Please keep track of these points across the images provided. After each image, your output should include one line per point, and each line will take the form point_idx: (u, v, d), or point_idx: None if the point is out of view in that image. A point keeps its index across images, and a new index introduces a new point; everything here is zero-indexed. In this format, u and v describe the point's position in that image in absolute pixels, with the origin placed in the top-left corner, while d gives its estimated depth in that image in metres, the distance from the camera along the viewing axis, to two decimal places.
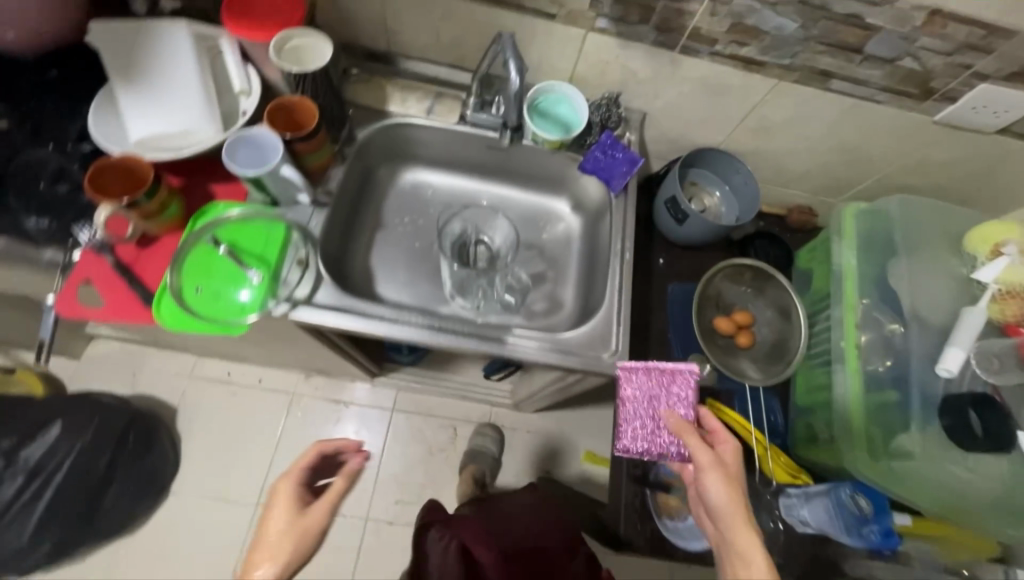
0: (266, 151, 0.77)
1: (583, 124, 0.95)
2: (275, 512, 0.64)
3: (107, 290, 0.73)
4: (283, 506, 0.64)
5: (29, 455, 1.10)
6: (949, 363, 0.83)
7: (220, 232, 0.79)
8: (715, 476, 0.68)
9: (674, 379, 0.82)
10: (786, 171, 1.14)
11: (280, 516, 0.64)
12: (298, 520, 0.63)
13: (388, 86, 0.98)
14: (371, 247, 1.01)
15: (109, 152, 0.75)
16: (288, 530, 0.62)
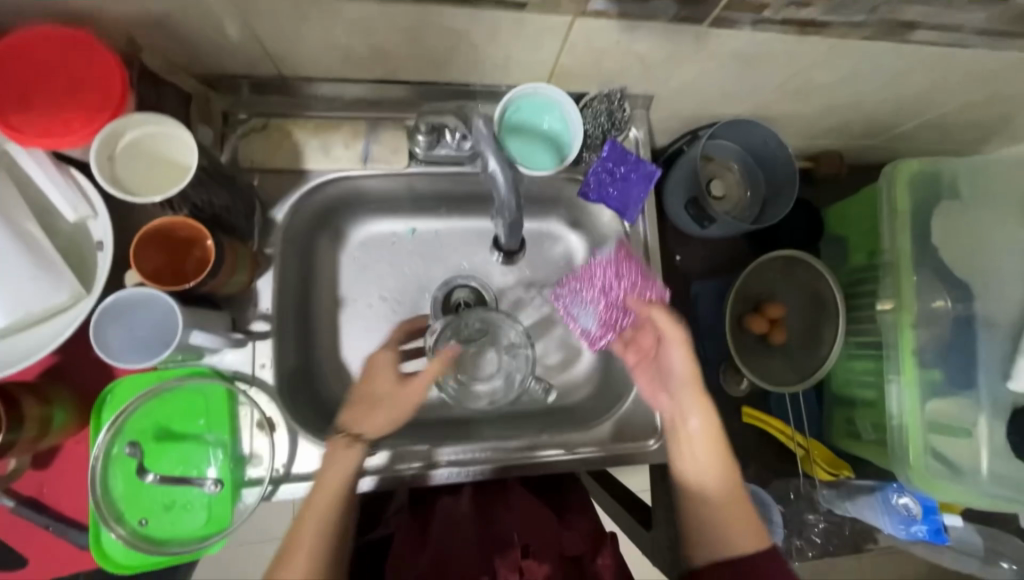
0: (165, 318, 0.54)
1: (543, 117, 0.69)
2: (303, 523, 0.58)
3: (28, 544, 0.57)
4: (329, 479, 0.59)
5: None
6: (1022, 375, 0.76)
7: (136, 430, 0.60)
8: (681, 349, 0.70)
9: (643, 269, 0.74)
10: (818, 127, 0.92)
11: (370, 409, 0.64)
12: (393, 392, 0.65)
13: (297, 131, 0.68)
14: (338, 341, 0.78)
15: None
16: (311, 527, 0.57)
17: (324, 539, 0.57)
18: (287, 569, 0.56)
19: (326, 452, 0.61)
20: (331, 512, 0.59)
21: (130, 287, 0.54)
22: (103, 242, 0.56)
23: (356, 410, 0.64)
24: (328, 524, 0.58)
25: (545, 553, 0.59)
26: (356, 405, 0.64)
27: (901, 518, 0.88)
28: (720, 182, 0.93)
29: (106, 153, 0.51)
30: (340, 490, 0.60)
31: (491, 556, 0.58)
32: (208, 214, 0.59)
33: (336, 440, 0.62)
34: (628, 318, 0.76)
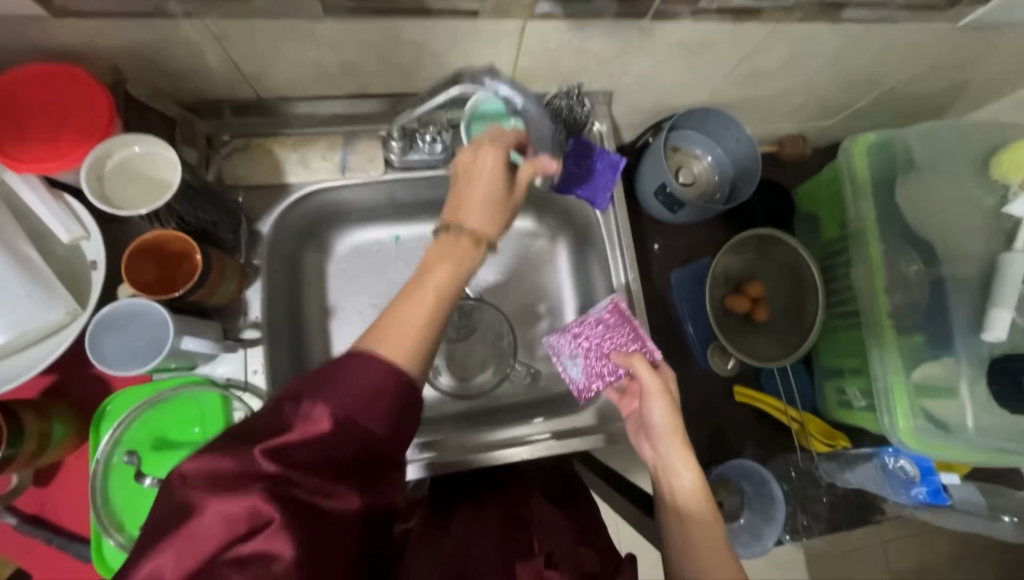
0: (156, 328, 0.57)
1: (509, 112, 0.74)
2: (410, 297, 0.49)
3: (31, 562, 0.58)
4: (444, 257, 0.52)
5: None
6: (997, 324, 0.78)
7: (135, 441, 0.62)
8: (659, 401, 0.61)
9: (636, 327, 0.70)
10: (776, 110, 0.97)
11: (465, 201, 0.56)
12: (496, 177, 0.57)
13: (278, 148, 0.72)
14: (329, 347, 0.80)
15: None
16: (425, 304, 0.49)
17: (428, 327, 0.48)
18: (382, 336, 0.47)
19: (435, 246, 0.53)
20: (442, 298, 0.50)
21: (126, 299, 0.57)
22: (97, 261, 0.59)
23: (459, 195, 0.56)
24: (439, 313, 0.49)
25: (567, 562, 0.58)
26: (459, 193, 0.56)
27: (900, 482, 0.88)
28: (688, 170, 0.96)
29: (97, 173, 0.54)
30: (446, 278, 0.50)
31: (514, 560, 0.57)
32: (194, 226, 0.61)
33: (445, 234, 0.54)
34: (615, 374, 0.69)
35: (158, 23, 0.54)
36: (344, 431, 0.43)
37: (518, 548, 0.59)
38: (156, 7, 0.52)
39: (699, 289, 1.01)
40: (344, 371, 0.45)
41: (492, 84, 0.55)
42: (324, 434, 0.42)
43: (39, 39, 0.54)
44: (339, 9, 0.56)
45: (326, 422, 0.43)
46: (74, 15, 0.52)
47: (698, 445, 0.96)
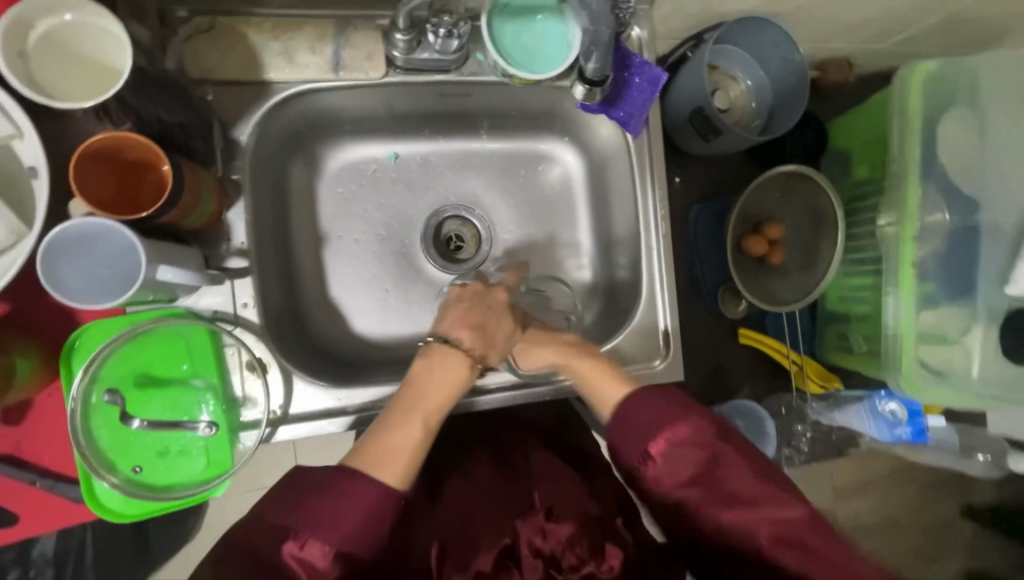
0: (126, 255, 0.48)
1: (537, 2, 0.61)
2: (401, 427, 0.54)
3: (14, 499, 0.55)
4: (432, 393, 0.57)
5: (42, 551, 0.87)
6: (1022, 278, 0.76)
7: (114, 376, 0.55)
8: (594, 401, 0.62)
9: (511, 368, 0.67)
10: (831, 26, 0.85)
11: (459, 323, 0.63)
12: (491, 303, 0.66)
13: (252, 34, 0.59)
14: (325, 278, 0.73)
15: None
16: (413, 429, 0.54)
17: (420, 451, 0.53)
18: (385, 454, 0.52)
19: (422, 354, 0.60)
20: (429, 430, 0.55)
21: (76, 220, 0.46)
22: (36, 168, 0.48)
23: (456, 320, 0.63)
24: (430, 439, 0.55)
25: (569, 511, 0.60)
26: (452, 320, 0.63)
27: (887, 423, 0.94)
28: (725, 93, 0.86)
29: (16, 49, 0.41)
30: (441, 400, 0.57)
31: (514, 518, 0.59)
32: (158, 129, 0.50)
33: (440, 347, 0.61)
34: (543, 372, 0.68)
35: None
36: (386, 503, 0.49)
37: (515, 506, 0.61)
38: None
39: (716, 229, 0.96)
40: (346, 487, 0.48)
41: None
42: (346, 491, 0.48)
43: None
44: None
45: (358, 496, 0.48)
46: None
47: (699, 385, 0.97)
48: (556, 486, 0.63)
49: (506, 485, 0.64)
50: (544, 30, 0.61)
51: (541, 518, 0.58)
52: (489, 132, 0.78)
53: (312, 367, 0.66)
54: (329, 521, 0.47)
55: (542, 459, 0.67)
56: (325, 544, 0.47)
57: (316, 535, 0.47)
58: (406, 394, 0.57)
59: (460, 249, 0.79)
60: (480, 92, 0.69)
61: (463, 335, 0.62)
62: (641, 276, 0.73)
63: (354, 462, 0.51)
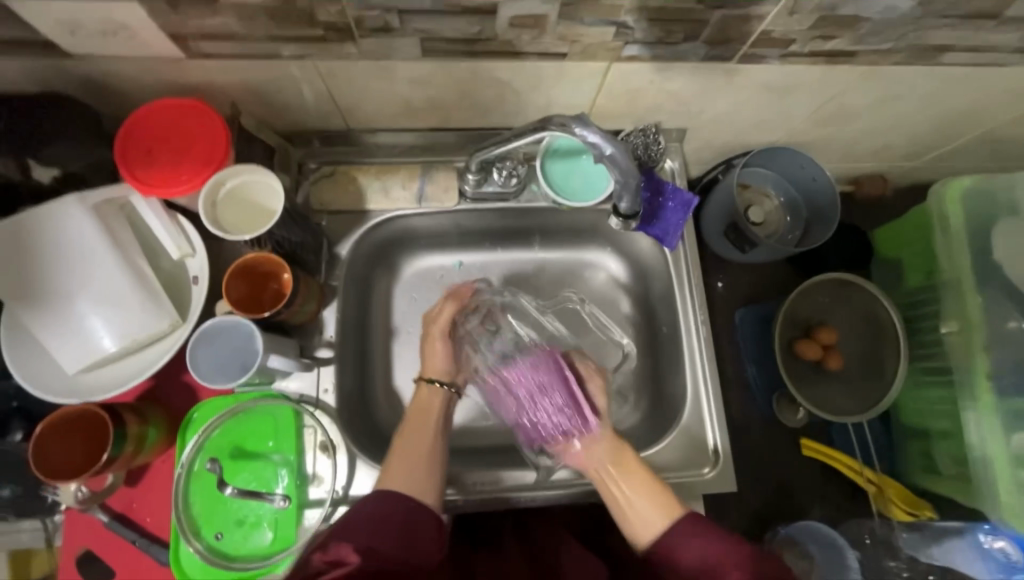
0: (248, 342, 0.61)
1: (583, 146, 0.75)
2: (399, 452, 0.59)
3: (115, 557, 0.62)
4: (416, 423, 0.62)
5: None
6: None
7: (215, 447, 0.65)
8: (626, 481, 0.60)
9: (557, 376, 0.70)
10: (858, 150, 0.92)
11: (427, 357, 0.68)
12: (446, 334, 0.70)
13: (361, 176, 0.77)
14: (391, 368, 0.82)
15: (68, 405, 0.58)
16: (419, 448, 0.60)
17: (430, 463, 0.59)
18: (394, 471, 0.58)
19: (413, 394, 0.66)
20: (431, 459, 0.59)
21: (221, 316, 0.61)
22: (199, 277, 0.63)
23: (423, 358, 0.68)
24: (425, 456, 0.59)
25: None
26: (430, 362, 0.68)
27: (999, 566, 0.80)
28: (759, 208, 0.93)
29: (211, 199, 0.58)
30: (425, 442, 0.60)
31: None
32: (287, 249, 0.66)
33: (423, 389, 0.65)
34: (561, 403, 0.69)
35: (272, 64, 0.59)
36: (416, 509, 0.55)
37: None
38: (274, 49, 0.57)
39: (764, 332, 0.96)
40: (373, 506, 0.54)
41: (581, 132, 0.56)
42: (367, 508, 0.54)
43: (173, 77, 0.60)
44: (438, 51, 0.59)
45: (375, 508, 0.54)
46: (208, 57, 0.58)
47: (761, 499, 0.90)
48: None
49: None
50: (588, 166, 0.74)
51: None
52: (541, 243, 0.90)
53: (373, 451, 0.73)
54: (356, 522, 0.53)
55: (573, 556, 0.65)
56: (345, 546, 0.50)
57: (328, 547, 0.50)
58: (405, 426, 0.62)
59: None
60: (533, 213, 0.82)
61: (431, 365, 0.67)
62: (684, 377, 0.76)
63: (381, 488, 0.56)
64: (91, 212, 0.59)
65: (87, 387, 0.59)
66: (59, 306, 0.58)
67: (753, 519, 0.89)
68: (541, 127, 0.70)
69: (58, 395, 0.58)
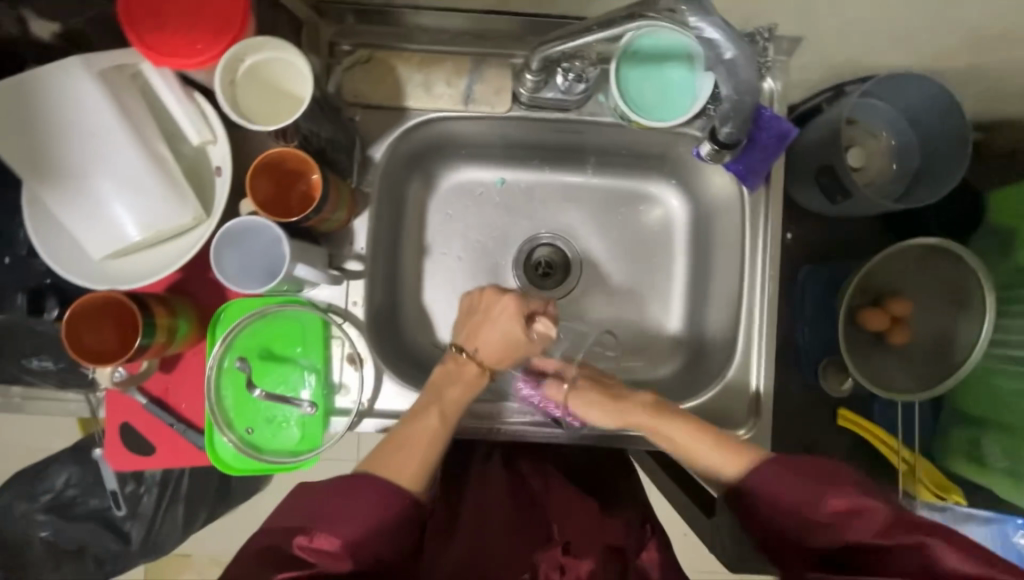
0: (274, 247, 0.57)
1: (670, 48, 0.61)
2: (420, 420, 0.57)
3: (155, 435, 0.66)
4: (425, 403, 0.59)
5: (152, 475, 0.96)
6: None
7: (244, 347, 0.65)
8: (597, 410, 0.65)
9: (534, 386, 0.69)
10: (1010, 88, 0.74)
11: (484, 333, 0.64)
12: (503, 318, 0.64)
13: (400, 65, 0.66)
14: (421, 288, 0.78)
15: (99, 289, 0.56)
16: (430, 421, 0.57)
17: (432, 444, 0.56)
18: (396, 461, 0.54)
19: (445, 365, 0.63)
20: (446, 421, 0.58)
21: (246, 216, 0.56)
22: (222, 167, 0.58)
23: (474, 326, 0.65)
24: (436, 440, 0.56)
25: (586, 547, 0.61)
26: (471, 319, 0.65)
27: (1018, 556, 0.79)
28: (862, 150, 0.78)
29: (228, 78, 0.50)
30: (452, 399, 0.60)
31: (535, 550, 0.60)
32: (316, 146, 0.59)
33: (455, 357, 0.64)
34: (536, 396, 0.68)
35: None
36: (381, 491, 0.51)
37: (529, 536, 0.62)
38: None
39: (828, 294, 0.87)
40: (356, 485, 0.51)
41: (697, 23, 0.44)
42: (352, 489, 0.51)
43: None
44: None
45: (366, 494, 0.51)
46: None
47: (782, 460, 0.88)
48: (573, 518, 0.63)
49: (523, 509, 0.65)
50: (674, 75, 0.61)
51: (559, 555, 0.60)
52: (595, 167, 0.79)
53: (400, 367, 0.72)
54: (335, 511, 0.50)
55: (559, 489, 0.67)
56: (328, 537, 0.49)
57: (312, 535, 0.49)
58: (425, 395, 0.60)
59: (550, 275, 0.80)
60: (594, 130, 0.71)
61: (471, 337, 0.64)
62: (736, 332, 0.70)
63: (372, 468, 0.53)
64: (98, 80, 0.53)
65: (117, 274, 0.57)
66: (83, 185, 0.54)
67: None
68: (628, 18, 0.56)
69: (92, 281, 0.56)
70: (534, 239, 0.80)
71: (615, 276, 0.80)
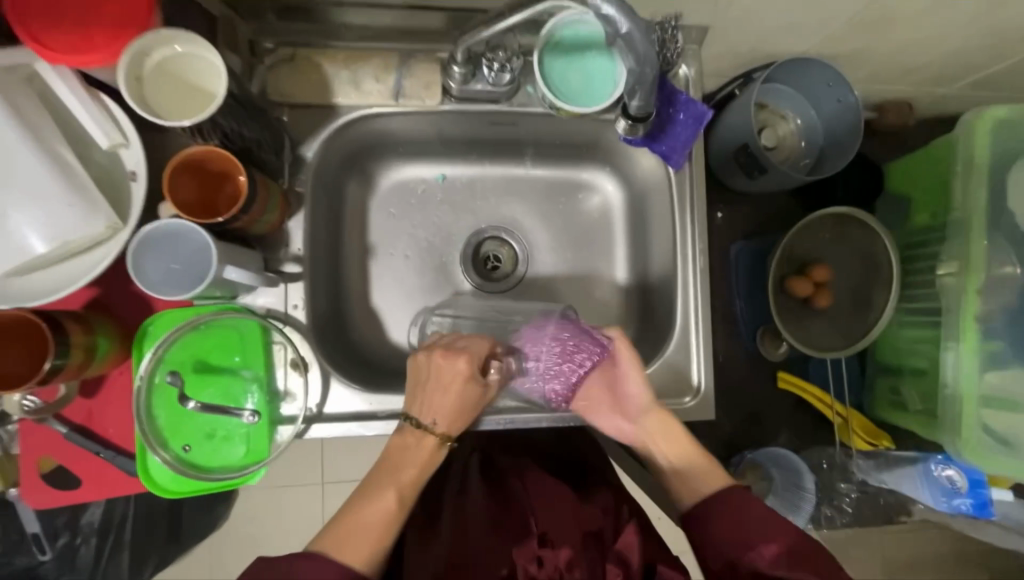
0: (198, 252, 0.54)
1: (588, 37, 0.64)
2: (374, 497, 0.54)
3: (79, 467, 0.60)
4: (383, 478, 0.56)
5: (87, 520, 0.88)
6: None
7: (176, 360, 0.61)
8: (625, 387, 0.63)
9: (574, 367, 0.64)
10: (890, 69, 0.83)
11: (426, 390, 0.59)
12: (449, 383, 0.59)
13: (326, 63, 0.65)
14: (368, 289, 0.77)
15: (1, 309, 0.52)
16: (385, 502, 0.54)
17: (395, 517, 0.54)
18: (350, 540, 0.51)
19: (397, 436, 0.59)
20: (405, 502, 0.55)
21: (165, 219, 0.54)
22: (136, 172, 0.55)
23: (419, 393, 0.59)
24: (399, 516, 0.54)
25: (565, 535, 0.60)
26: (418, 390, 0.59)
27: (945, 491, 0.86)
28: (773, 131, 0.84)
29: (135, 74, 0.48)
30: (417, 474, 0.57)
31: (511, 542, 0.60)
32: (239, 145, 0.57)
33: (410, 430, 0.58)
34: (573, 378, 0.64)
35: None
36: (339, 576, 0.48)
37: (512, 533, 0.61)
38: None
39: (758, 267, 0.93)
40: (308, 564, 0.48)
41: (594, 1, 0.46)
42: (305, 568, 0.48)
43: None
44: None
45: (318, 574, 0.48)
46: None
47: (733, 427, 0.93)
48: (553, 509, 0.63)
49: (502, 506, 0.65)
50: (593, 63, 0.64)
51: (535, 546, 0.59)
52: (533, 158, 0.81)
53: (349, 371, 0.71)
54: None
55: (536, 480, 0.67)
56: None
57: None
58: (381, 468, 0.57)
59: (497, 268, 0.81)
60: (527, 121, 0.73)
61: (427, 408, 0.59)
62: (674, 304, 0.74)
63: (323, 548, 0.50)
64: None
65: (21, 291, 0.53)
66: None
67: (723, 445, 0.93)
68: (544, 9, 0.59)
69: None
70: (478, 233, 0.81)
71: (560, 263, 0.82)
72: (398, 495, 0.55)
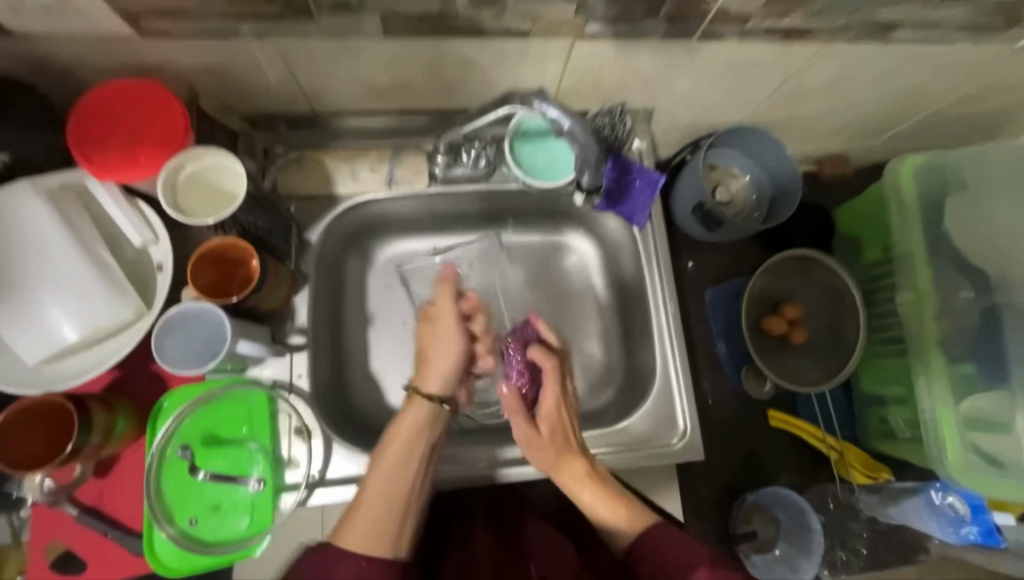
0: (216, 330, 0.60)
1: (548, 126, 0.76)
2: (374, 479, 0.56)
3: (87, 551, 0.62)
4: (389, 456, 0.57)
5: None
6: None
7: (187, 435, 0.65)
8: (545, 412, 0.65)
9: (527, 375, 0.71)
10: (818, 130, 0.95)
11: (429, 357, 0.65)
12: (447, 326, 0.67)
13: (328, 160, 0.76)
14: (367, 355, 0.82)
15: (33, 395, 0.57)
16: (384, 482, 0.55)
17: (394, 503, 0.54)
18: (353, 522, 0.53)
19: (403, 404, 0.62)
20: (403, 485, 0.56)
21: (186, 303, 0.60)
22: (163, 263, 0.62)
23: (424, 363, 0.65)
24: (407, 501, 0.55)
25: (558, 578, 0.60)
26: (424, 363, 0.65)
27: (951, 520, 0.86)
28: (725, 188, 0.95)
29: (170, 182, 0.57)
30: (402, 451, 0.58)
31: None
32: (253, 234, 0.65)
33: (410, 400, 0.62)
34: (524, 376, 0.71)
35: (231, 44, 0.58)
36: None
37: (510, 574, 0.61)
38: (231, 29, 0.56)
39: (732, 309, 1.00)
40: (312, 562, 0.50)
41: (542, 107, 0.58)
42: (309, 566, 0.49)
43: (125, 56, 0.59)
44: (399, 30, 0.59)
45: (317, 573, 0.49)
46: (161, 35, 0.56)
47: (732, 470, 0.94)
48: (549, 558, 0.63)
49: (504, 553, 0.65)
50: (555, 145, 0.75)
51: None
52: (514, 226, 0.90)
53: (351, 436, 0.74)
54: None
55: (542, 531, 0.67)
56: None
57: None
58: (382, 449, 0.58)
59: None
60: (505, 196, 0.83)
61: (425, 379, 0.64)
62: (653, 349, 0.79)
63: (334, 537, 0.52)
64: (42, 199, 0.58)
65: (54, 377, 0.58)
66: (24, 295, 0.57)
67: (725, 489, 0.93)
68: (510, 106, 0.70)
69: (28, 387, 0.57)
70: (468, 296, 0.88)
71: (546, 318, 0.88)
72: (394, 472, 0.56)
